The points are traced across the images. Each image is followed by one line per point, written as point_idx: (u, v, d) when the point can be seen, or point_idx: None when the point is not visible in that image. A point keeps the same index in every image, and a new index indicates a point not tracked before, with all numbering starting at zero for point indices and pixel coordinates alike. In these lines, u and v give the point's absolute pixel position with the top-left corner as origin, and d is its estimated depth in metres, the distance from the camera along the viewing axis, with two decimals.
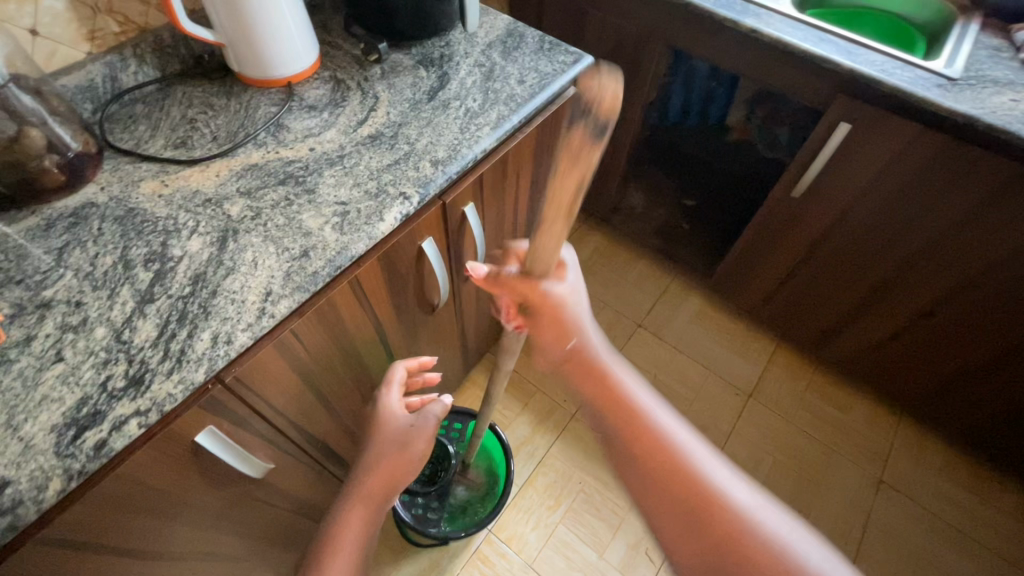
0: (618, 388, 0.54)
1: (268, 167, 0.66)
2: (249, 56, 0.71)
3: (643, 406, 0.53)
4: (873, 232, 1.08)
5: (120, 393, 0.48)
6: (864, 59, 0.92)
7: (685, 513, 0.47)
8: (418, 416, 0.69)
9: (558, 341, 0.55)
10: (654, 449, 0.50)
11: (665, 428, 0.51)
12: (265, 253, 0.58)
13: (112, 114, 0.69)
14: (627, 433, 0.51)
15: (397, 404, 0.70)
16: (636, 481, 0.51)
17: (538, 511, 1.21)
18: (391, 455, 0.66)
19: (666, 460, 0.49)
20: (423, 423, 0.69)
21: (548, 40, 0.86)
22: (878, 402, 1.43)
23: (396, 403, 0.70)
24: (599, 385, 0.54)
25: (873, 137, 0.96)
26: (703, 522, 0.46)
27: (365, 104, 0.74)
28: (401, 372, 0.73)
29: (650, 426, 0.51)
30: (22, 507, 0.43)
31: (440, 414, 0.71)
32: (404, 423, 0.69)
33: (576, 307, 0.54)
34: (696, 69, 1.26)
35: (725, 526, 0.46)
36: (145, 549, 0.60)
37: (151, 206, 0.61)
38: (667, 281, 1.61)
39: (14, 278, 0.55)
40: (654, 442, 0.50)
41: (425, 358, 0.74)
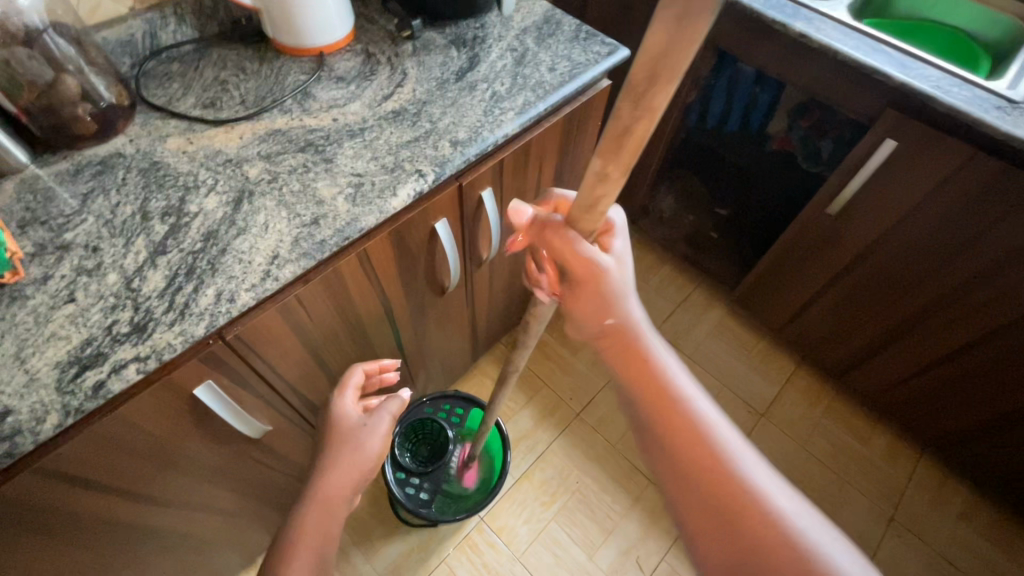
0: (660, 376, 0.52)
1: (290, 134, 0.67)
2: (284, 23, 0.72)
3: (685, 393, 0.51)
4: (911, 259, 1.03)
5: (123, 338, 0.49)
6: (919, 74, 0.87)
7: (717, 514, 0.46)
8: (371, 416, 0.68)
9: (597, 315, 0.53)
10: (685, 442, 0.49)
11: (707, 419, 0.50)
12: (277, 217, 0.59)
13: (149, 70, 0.71)
14: (669, 427, 0.50)
15: (349, 405, 0.69)
16: (667, 465, 0.50)
17: (532, 506, 1.21)
18: (343, 456, 0.64)
19: (702, 454, 0.48)
20: (376, 423, 0.68)
21: (585, 29, 0.84)
22: (899, 436, 1.37)
23: (348, 405, 0.69)
24: (637, 368, 0.53)
25: (920, 158, 0.91)
26: (734, 522, 0.45)
27: (393, 79, 0.74)
28: (359, 374, 0.72)
29: (690, 418, 0.50)
30: (20, 436, 0.44)
31: (396, 411, 0.69)
32: (356, 422, 0.68)
33: (619, 279, 0.53)
34: (744, 74, 1.22)
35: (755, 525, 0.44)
36: (140, 492, 0.62)
37: (174, 162, 0.63)
38: (689, 289, 1.58)
39: (39, 219, 0.57)
40: (694, 437, 0.48)
41: (384, 361, 0.76)
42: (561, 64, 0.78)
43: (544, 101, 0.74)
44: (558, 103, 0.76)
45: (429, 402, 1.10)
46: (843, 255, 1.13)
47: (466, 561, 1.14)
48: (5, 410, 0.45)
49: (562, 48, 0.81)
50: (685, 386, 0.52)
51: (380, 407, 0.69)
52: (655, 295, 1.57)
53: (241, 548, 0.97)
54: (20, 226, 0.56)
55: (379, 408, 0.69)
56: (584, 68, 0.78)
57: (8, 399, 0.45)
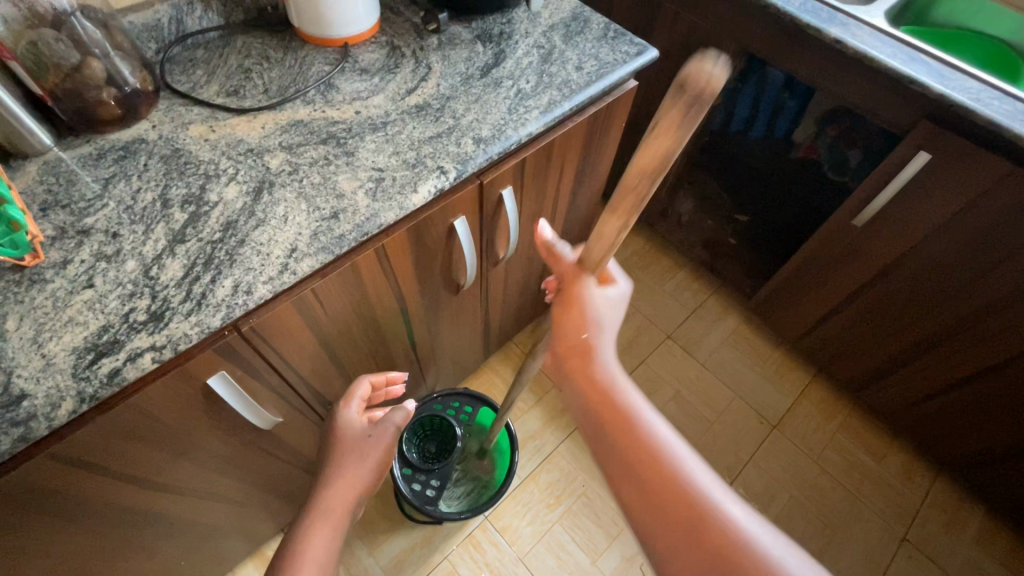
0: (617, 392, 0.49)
1: (312, 125, 0.66)
2: (310, 12, 0.71)
3: (644, 412, 0.48)
4: (939, 276, 1.00)
5: (140, 326, 0.49)
6: (958, 85, 0.84)
7: (674, 533, 0.44)
8: (377, 426, 0.71)
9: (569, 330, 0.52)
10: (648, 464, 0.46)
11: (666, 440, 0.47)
12: (297, 209, 0.58)
13: (174, 56, 0.70)
14: (630, 449, 0.47)
15: (355, 416, 0.70)
16: (629, 488, 0.47)
17: (537, 507, 1.20)
18: (347, 466, 0.66)
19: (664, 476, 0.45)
20: (381, 433, 0.70)
21: (614, 28, 0.82)
22: (914, 455, 1.34)
23: (354, 416, 0.70)
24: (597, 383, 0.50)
25: (954, 172, 0.88)
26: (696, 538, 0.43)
27: (417, 73, 0.73)
28: (365, 386, 0.74)
29: (649, 444, 0.47)
30: (35, 421, 0.44)
31: (401, 423, 0.72)
32: (362, 434, 0.69)
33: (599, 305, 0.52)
34: (772, 77, 1.20)
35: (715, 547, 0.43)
36: (150, 479, 0.62)
37: (196, 149, 0.62)
38: (704, 295, 1.56)
39: (61, 203, 0.57)
40: (656, 458, 0.46)
41: (392, 372, 0.76)
42: (588, 63, 0.77)
43: (569, 100, 0.72)
44: (584, 103, 0.74)
45: (438, 399, 1.09)
46: (868, 268, 1.11)
47: (469, 560, 1.14)
48: (21, 394, 0.45)
49: (590, 47, 0.79)
50: (639, 402, 0.49)
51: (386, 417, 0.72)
52: (670, 300, 1.55)
53: (247, 536, 0.97)
54: (42, 209, 0.56)
55: (384, 419, 0.71)
56: (612, 68, 0.77)
57: (24, 383, 0.45)
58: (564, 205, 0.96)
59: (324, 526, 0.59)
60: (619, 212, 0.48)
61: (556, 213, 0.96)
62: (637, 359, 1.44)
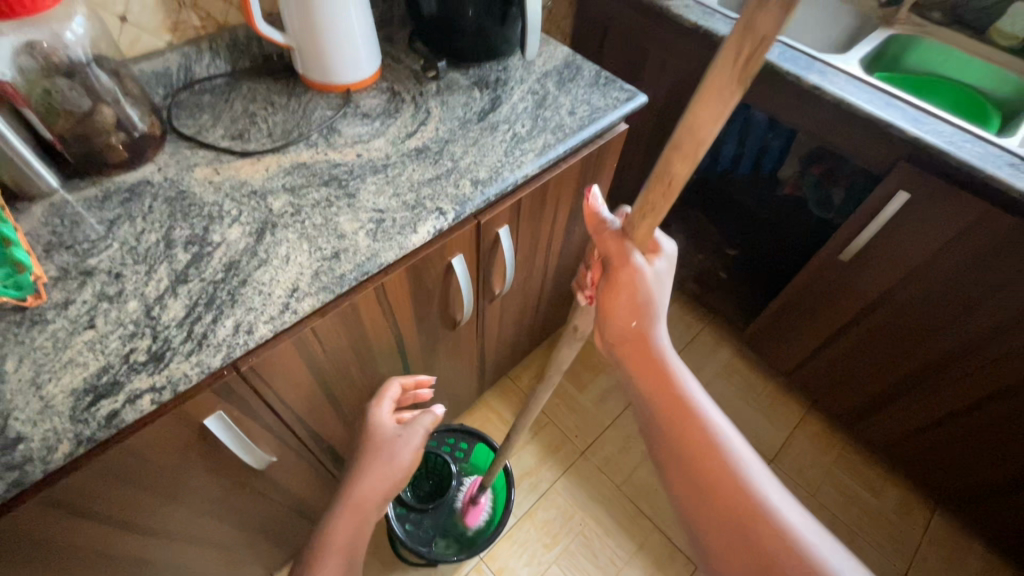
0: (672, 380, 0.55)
1: (315, 167, 0.68)
2: (314, 61, 0.74)
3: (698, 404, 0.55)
4: (924, 310, 1.02)
5: (140, 367, 0.49)
6: (932, 129, 0.88)
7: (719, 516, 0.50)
8: (406, 427, 0.71)
9: (623, 318, 0.54)
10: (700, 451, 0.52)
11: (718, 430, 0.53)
12: (299, 250, 0.59)
13: (181, 101, 0.72)
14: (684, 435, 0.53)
15: (385, 417, 0.71)
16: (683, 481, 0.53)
17: (533, 547, 1.18)
18: (374, 467, 0.68)
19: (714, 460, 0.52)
20: (410, 436, 0.71)
21: (605, 75, 0.86)
22: (911, 489, 1.33)
23: (384, 416, 0.71)
24: (653, 369, 0.55)
25: (933, 211, 0.92)
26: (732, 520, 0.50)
27: (416, 118, 0.76)
28: (396, 388, 0.74)
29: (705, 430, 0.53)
30: (30, 464, 0.44)
31: (429, 426, 0.72)
32: (391, 434, 0.71)
33: (653, 287, 0.52)
34: (756, 120, 1.23)
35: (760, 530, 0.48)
36: (139, 523, 0.61)
37: (200, 191, 0.64)
38: (697, 327, 1.57)
39: (64, 244, 0.58)
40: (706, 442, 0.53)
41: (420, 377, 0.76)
42: (581, 108, 0.80)
43: (564, 143, 0.75)
44: (577, 145, 0.77)
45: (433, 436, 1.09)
46: (855, 302, 1.13)
47: None
48: (18, 437, 0.45)
49: (582, 93, 0.83)
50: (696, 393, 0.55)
51: (415, 420, 0.72)
52: None
53: None
54: (46, 250, 0.57)
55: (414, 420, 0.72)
56: (604, 112, 0.80)
57: (21, 426, 0.45)
58: (559, 243, 0.98)
59: (350, 518, 0.65)
60: (706, 113, 0.37)
61: (551, 251, 0.98)
62: None
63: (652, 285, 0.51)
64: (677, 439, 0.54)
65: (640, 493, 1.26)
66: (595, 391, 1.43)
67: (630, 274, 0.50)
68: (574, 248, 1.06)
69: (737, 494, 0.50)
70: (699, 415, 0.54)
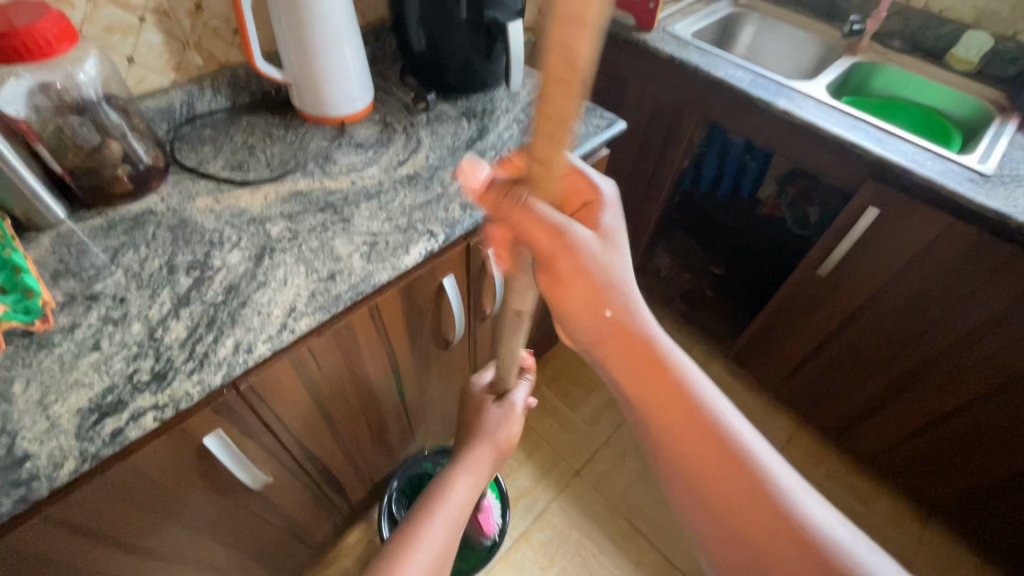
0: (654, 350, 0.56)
1: (311, 195, 0.71)
2: (310, 96, 0.79)
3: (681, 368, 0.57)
4: (901, 321, 1.06)
5: (143, 386, 0.51)
6: (895, 148, 0.93)
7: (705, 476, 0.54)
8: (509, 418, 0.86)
9: (588, 301, 0.53)
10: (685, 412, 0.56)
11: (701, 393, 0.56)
12: (296, 272, 0.62)
13: (184, 135, 0.76)
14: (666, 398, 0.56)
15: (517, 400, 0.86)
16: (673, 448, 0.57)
17: (530, 569, 1.17)
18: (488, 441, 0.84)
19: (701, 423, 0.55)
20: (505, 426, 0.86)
21: (586, 104, 0.91)
22: (903, 500, 1.34)
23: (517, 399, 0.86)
24: (631, 345, 0.56)
25: (902, 225, 0.96)
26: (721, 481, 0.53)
27: (407, 147, 0.80)
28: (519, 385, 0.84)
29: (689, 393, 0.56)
30: (37, 481, 0.45)
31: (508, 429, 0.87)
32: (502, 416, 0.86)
33: (604, 259, 0.52)
34: (734, 144, 1.30)
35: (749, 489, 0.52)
36: (136, 544, 0.61)
37: (201, 219, 0.67)
38: (687, 345, 1.60)
39: (71, 271, 0.60)
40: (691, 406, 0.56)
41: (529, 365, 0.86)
42: None
43: None
44: None
45: (428, 457, 1.10)
46: (835, 315, 1.17)
47: None
48: (25, 455, 0.46)
49: None
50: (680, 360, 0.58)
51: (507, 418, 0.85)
52: None
53: None
54: (54, 277, 0.59)
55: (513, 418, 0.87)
56: (586, 139, 0.85)
57: (29, 444, 0.47)
58: None
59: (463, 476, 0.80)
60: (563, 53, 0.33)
61: None
62: None
63: (605, 258, 0.52)
64: (671, 414, 0.56)
65: (635, 512, 1.27)
66: (588, 411, 1.44)
67: (571, 243, 0.49)
68: None
69: (721, 449, 0.54)
70: (699, 401, 0.56)
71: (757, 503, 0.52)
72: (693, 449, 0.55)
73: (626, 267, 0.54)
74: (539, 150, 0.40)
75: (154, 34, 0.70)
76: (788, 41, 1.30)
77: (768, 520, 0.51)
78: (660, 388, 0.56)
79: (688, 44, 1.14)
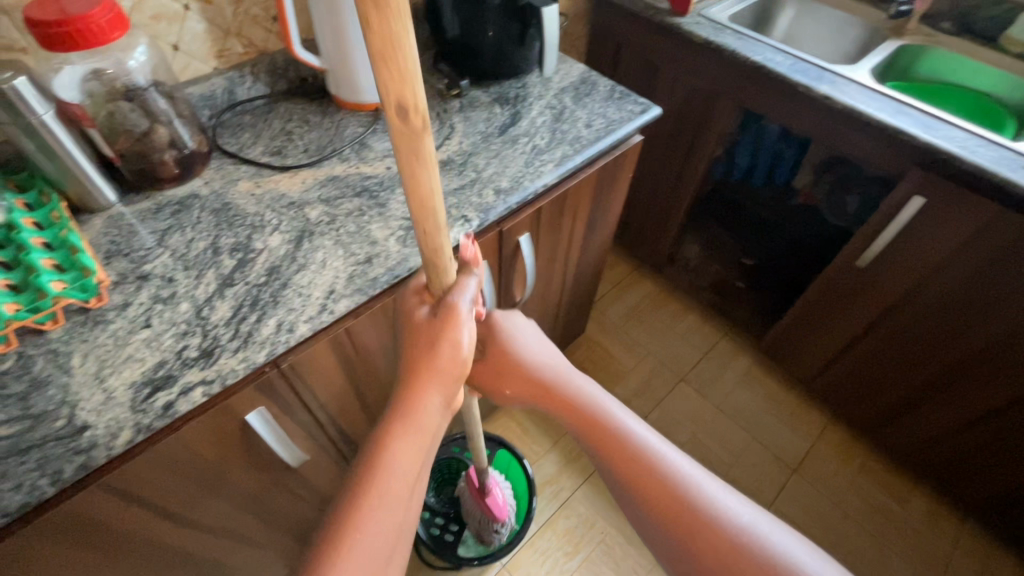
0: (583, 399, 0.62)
1: (347, 180, 0.72)
2: (346, 82, 0.79)
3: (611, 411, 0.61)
4: (942, 316, 1.02)
5: (192, 362, 0.53)
6: (943, 134, 0.90)
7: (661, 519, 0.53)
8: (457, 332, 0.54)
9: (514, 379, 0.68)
10: (626, 457, 0.56)
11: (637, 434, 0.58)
12: (334, 255, 0.63)
13: (225, 121, 0.78)
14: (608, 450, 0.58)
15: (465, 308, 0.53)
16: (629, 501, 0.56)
17: (555, 556, 1.18)
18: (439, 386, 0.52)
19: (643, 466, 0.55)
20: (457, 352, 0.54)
21: (619, 90, 0.90)
22: (940, 500, 1.30)
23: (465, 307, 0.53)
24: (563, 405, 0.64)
25: (948, 215, 0.92)
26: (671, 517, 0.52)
27: (441, 133, 0.80)
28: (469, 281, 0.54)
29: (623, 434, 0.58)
30: (96, 449, 0.48)
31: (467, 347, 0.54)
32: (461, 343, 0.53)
33: (518, 350, 0.68)
34: (768, 131, 1.27)
35: (700, 523, 0.51)
36: (183, 514, 0.64)
37: (243, 203, 0.69)
38: (716, 337, 1.58)
39: (122, 252, 0.63)
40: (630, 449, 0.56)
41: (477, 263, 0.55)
42: (597, 121, 0.84)
43: (581, 154, 0.79)
44: (594, 156, 0.81)
45: (456, 441, 1.11)
46: (873, 308, 1.13)
47: None
48: (84, 425, 0.49)
49: (598, 107, 0.87)
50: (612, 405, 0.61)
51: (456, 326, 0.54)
52: (681, 343, 1.57)
53: None
54: (106, 257, 0.62)
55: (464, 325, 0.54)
56: (619, 125, 0.84)
57: (87, 415, 0.49)
58: (577, 252, 1.01)
59: (405, 441, 0.50)
60: None
61: (570, 260, 1.01)
62: (651, 403, 1.46)
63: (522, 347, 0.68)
64: (618, 462, 0.57)
65: None
66: None
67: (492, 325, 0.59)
68: (590, 257, 1.08)
69: (668, 492, 0.53)
70: (636, 445, 0.57)
71: (711, 535, 0.50)
72: (644, 495, 0.54)
73: (535, 340, 0.69)
74: (377, 77, 0.35)
75: (198, 22, 0.72)
76: (829, 24, 1.26)
77: (727, 546, 0.49)
78: (590, 435, 0.60)
79: (724, 28, 1.11)
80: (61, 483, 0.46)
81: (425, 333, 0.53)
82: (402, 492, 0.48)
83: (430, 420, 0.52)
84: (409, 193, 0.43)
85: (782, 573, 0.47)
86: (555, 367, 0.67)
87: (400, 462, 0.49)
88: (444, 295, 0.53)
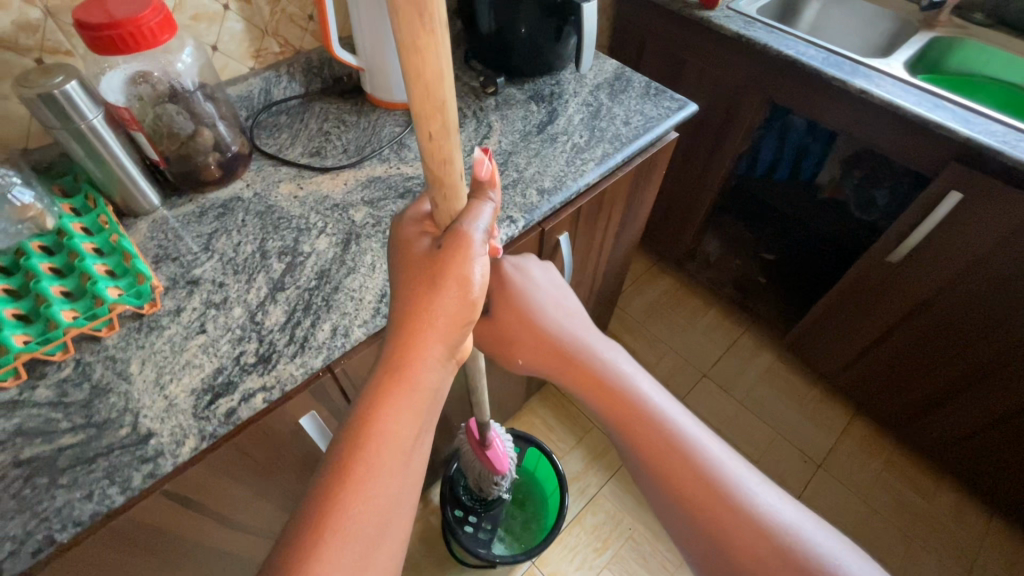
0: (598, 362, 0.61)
1: (389, 181, 0.72)
2: (383, 82, 0.79)
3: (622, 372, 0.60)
4: (977, 310, 1.02)
5: (250, 368, 0.53)
6: (983, 129, 0.89)
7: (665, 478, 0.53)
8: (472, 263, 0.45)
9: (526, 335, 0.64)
10: (634, 418, 0.57)
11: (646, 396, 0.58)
12: (383, 258, 0.63)
13: (261, 122, 0.77)
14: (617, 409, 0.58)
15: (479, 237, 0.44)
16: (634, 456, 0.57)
17: (584, 552, 1.19)
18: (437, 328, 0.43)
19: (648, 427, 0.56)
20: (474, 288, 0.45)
21: (655, 86, 0.89)
22: (967, 494, 1.31)
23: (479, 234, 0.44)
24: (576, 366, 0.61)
25: (986, 210, 0.92)
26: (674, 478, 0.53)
27: (479, 132, 0.80)
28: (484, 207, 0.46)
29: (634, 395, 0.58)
30: (162, 458, 0.48)
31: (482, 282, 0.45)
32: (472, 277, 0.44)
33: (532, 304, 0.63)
34: (794, 125, 1.26)
35: (703, 486, 0.52)
36: (235, 518, 0.64)
37: (287, 206, 0.68)
38: (738, 332, 1.58)
39: (170, 256, 0.62)
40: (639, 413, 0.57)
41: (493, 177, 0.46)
42: (635, 118, 0.83)
43: (621, 152, 0.78)
44: (633, 153, 0.80)
45: None
46: (903, 303, 1.13)
47: None
48: (149, 433, 0.49)
49: (634, 103, 0.86)
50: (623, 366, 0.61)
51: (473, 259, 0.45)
52: (703, 339, 1.57)
53: None
54: (155, 262, 0.61)
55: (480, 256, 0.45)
56: (657, 122, 0.83)
57: (151, 423, 0.49)
58: (609, 250, 1.01)
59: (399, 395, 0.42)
60: None
61: (601, 258, 1.01)
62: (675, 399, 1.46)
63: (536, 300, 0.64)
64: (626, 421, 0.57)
65: None
66: None
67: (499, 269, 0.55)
68: (621, 254, 1.08)
69: (674, 453, 0.53)
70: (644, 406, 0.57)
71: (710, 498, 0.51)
72: (655, 465, 0.54)
73: (551, 294, 0.65)
74: None
75: (236, 22, 0.71)
76: (856, 16, 1.25)
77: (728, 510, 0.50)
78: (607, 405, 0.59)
79: (754, 21, 1.10)
80: (131, 491, 0.46)
81: (423, 270, 0.43)
82: (394, 472, 0.40)
83: (429, 377, 0.43)
84: (419, 117, 0.39)
85: (781, 538, 0.48)
86: (570, 332, 0.63)
87: (396, 426, 0.41)
88: (452, 222, 0.45)
